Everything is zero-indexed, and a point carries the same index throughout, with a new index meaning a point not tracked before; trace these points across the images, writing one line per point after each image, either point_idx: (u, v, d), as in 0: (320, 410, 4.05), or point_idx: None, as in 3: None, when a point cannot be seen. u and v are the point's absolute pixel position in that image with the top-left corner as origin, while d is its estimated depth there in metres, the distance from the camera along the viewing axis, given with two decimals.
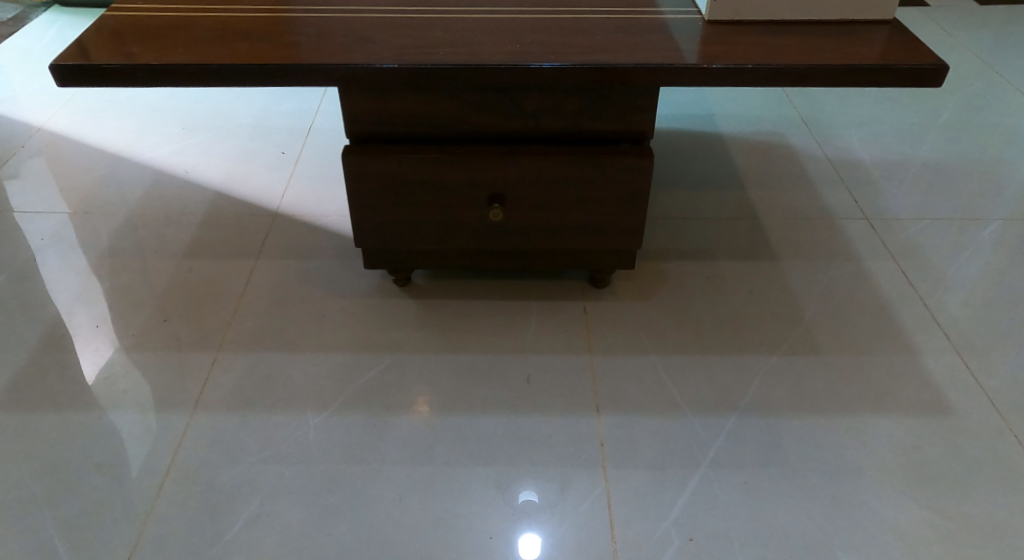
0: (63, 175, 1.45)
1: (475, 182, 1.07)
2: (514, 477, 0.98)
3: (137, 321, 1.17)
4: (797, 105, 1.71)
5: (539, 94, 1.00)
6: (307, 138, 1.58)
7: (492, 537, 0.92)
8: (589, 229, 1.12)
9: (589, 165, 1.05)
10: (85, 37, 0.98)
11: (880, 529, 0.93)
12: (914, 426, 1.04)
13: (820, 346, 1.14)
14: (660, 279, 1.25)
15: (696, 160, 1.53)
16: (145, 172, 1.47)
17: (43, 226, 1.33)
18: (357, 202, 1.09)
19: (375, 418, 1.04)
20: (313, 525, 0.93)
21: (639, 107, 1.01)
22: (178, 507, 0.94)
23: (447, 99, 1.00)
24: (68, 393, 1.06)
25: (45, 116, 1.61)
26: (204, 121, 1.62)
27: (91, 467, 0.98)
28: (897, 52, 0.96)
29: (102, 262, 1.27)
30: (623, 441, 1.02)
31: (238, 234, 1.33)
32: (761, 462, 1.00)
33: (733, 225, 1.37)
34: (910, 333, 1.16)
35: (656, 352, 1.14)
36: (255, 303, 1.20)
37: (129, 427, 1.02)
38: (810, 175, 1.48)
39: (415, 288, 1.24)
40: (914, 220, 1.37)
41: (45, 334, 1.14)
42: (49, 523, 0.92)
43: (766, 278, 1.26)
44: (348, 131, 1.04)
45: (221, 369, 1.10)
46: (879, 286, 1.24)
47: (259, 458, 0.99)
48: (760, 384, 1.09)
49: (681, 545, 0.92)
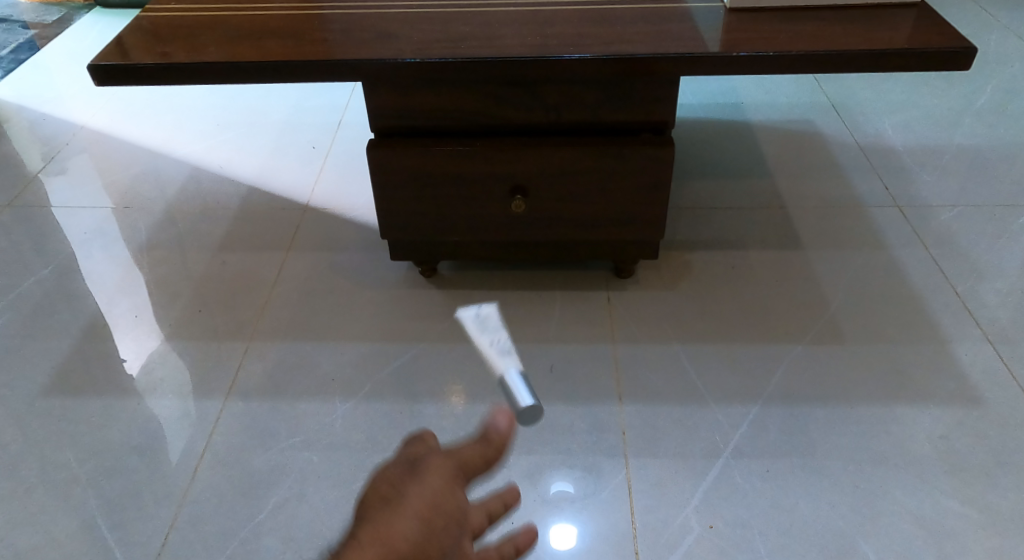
0: (104, 171, 1.50)
1: (498, 174, 1.08)
2: (538, 467, 0.99)
3: (175, 312, 1.21)
4: (830, 92, 1.68)
5: (560, 86, 1.01)
6: (336, 132, 1.61)
7: (514, 522, 0.94)
8: (612, 219, 1.13)
9: (609, 156, 1.05)
10: (120, 37, 1.01)
11: (903, 520, 0.92)
12: (943, 418, 1.02)
13: (847, 335, 1.13)
14: (685, 270, 1.25)
15: (726, 149, 1.52)
16: (182, 167, 1.51)
17: (85, 220, 1.38)
18: (384, 194, 1.11)
19: (402, 406, 1.07)
20: (340, 508, 0.96)
21: (659, 98, 1.02)
22: (212, 489, 0.98)
23: (468, 92, 1.01)
24: (109, 379, 1.11)
25: (87, 115, 1.67)
26: (238, 117, 1.66)
27: (130, 451, 1.02)
28: (923, 35, 0.94)
29: (141, 254, 1.31)
30: (644, 430, 1.03)
31: (270, 228, 1.36)
32: (785, 452, 1.00)
33: (761, 214, 1.36)
34: (939, 322, 1.14)
35: (679, 342, 1.14)
36: (288, 294, 1.23)
37: (167, 413, 1.06)
38: (842, 163, 1.46)
39: (442, 280, 1.26)
40: (949, 207, 1.34)
41: (87, 323, 1.19)
42: (91, 503, 0.97)
43: (792, 267, 1.25)
44: (373, 126, 1.06)
45: (253, 359, 1.13)
46: (909, 274, 1.22)
47: (287, 445, 1.02)
48: (784, 374, 1.09)
49: (700, 533, 0.92)
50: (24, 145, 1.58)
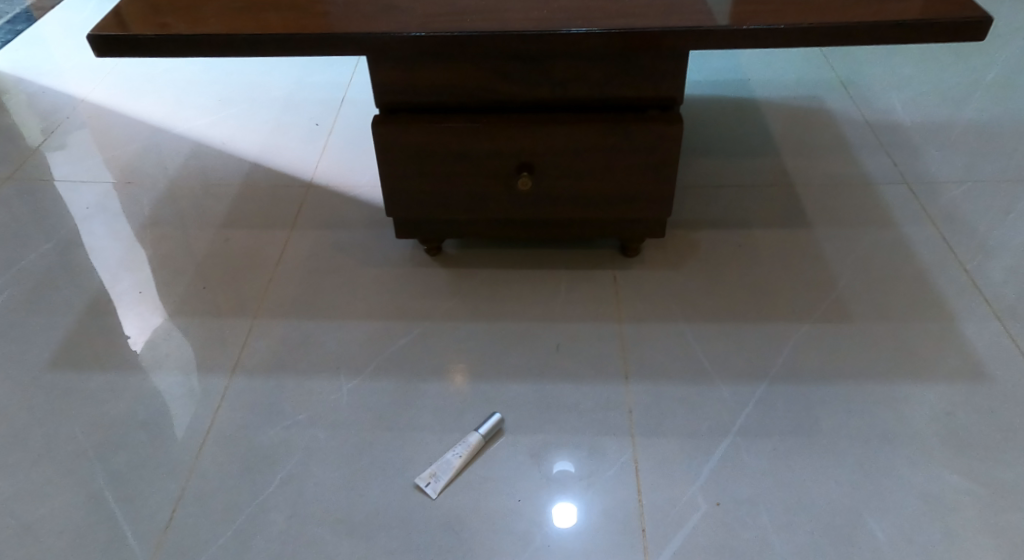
0: (105, 146, 1.49)
1: (504, 151, 1.07)
2: (543, 446, 0.99)
3: (179, 289, 1.20)
4: (838, 68, 1.66)
5: (566, 61, 0.99)
6: (339, 109, 1.59)
7: (520, 499, 0.94)
8: (618, 197, 1.12)
9: (616, 132, 1.04)
10: (120, 9, 1.00)
11: (911, 495, 0.92)
12: (951, 393, 1.02)
13: (855, 313, 1.13)
14: (691, 249, 1.24)
15: (732, 126, 1.51)
16: (184, 142, 1.50)
17: (87, 196, 1.37)
18: (389, 171, 1.10)
19: (407, 385, 1.06)
20: (346, 486, 0.96)
21: (666, 73, 1.00)
22: (218, 465, 0.98)
23: (473, 67, 1.00)
24: (113, 356, 1.10)
25: (87, 89, 1.65)
26: (240, 93, 1.65)
27: (135, 426, 1.02)
28: (937, 6, 0.92)
29: (143, 231, 1.30)
30: (650, 409, 1.03)
31: (273, 205, 1.35)
32: (791, 429, 0.99)
33: (768, 192, 1.35)
34: (947, 298, 1.14)
35: (686, 320, 1.13)
36: (292, 272, 1.23)
37: (172, 389, 1.06)
38: (850, 139, 1.45)
39: (446, 258, 1.25)
40: (958, 183, 1.33)
41: (92, 299, 1.18)
42: (98, 477, 0.97)
43: (800, 245, 1.24)
44: (378, 102, 1.05)
45: (257, 336, 1.13)
46: (917, 252, 1.21)
47: (292, 422, 1.02)
48: (791, 353, 1.08)
49: (707, 510, 0.92)
50: (25, 118, 1.57)
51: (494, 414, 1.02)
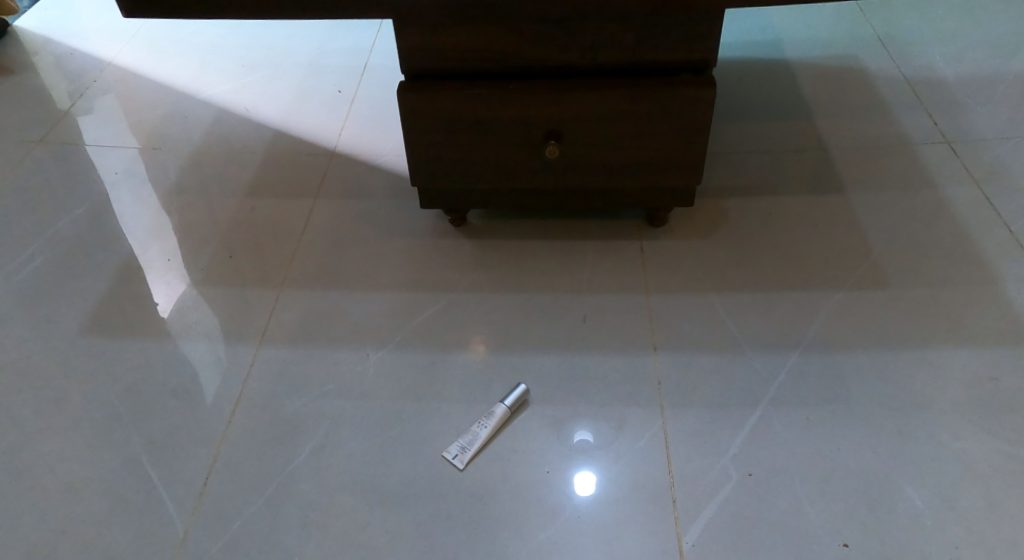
0: (130, 111, 1.48)
1: (531, 118, 1.05)
2: (572, 417, 0.98)
3: (205, 257, 1.20)
4: (875, 24, 1.62)
5: (597, 24, 0.97)
6: (362, 76, 1.57)
7: (549, 472, 0.93)
8: (647, 165, 1.10)
9: (647, 98, 1.02)
10: None
11: (950, 462, 0.91)
12: (994, 356, 1.00)
13: (891, 280, 1.10)
14: (721, 218, 1.22)
15: (764, 89, 1.47)
16: (208, 108, 1.49)
17: (114, 161, 1.37)
18: (415, 138, 1.09)
19: (434, 355, 1.05)
20: (375, 455, 0.95)
21: (700, 35, 0.97)
22: (249, 432, 0.98)
23: (502, 31, 0.98)
24: (143, 323, 1.10)
25: (111, 51, 1.64)
26: (262, 58, 1.63)
27: (166, 392, 1.02)
28: None
29: (169, 198, 1.30)
30: (681, 379, 1.01)
31: (297, 174, 1.34)
32: (825, 399, 0.98)
33: (800, 157, 1.32)
34: (990, 261, 1.11)
35: (716, 290, 1.11)
36: (317, 241, 1.22)
37: (201, 356, 1.06)
38: (887, 99, 1.42)
39: (471, 228, 1.23)
40: (1001, 140, 1.30)
41: (120, 266, 1.18)
42: (133, 441, 0.97)
43: (833, 212, 1.21)
44: (404, 68, 1.03)
45: (284, 306, 1.12)
46: (957, 215, 1.19)
47: (320, 392, 1.02)
48: (824, 321, 1.06)
49: (739, 481, 0.91)
50: (50, 81, 1.56)
51: (520, 385, 1.00)
